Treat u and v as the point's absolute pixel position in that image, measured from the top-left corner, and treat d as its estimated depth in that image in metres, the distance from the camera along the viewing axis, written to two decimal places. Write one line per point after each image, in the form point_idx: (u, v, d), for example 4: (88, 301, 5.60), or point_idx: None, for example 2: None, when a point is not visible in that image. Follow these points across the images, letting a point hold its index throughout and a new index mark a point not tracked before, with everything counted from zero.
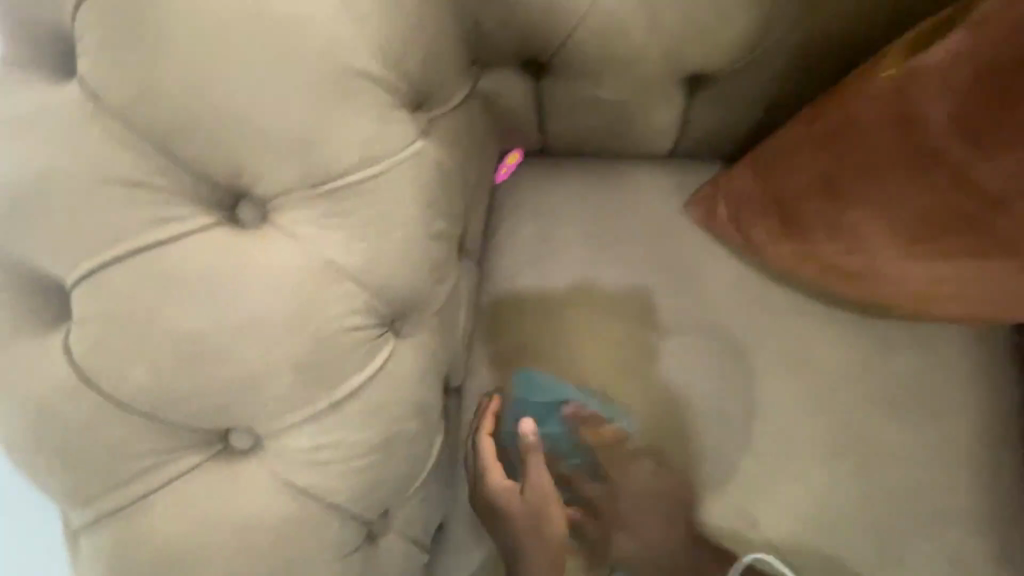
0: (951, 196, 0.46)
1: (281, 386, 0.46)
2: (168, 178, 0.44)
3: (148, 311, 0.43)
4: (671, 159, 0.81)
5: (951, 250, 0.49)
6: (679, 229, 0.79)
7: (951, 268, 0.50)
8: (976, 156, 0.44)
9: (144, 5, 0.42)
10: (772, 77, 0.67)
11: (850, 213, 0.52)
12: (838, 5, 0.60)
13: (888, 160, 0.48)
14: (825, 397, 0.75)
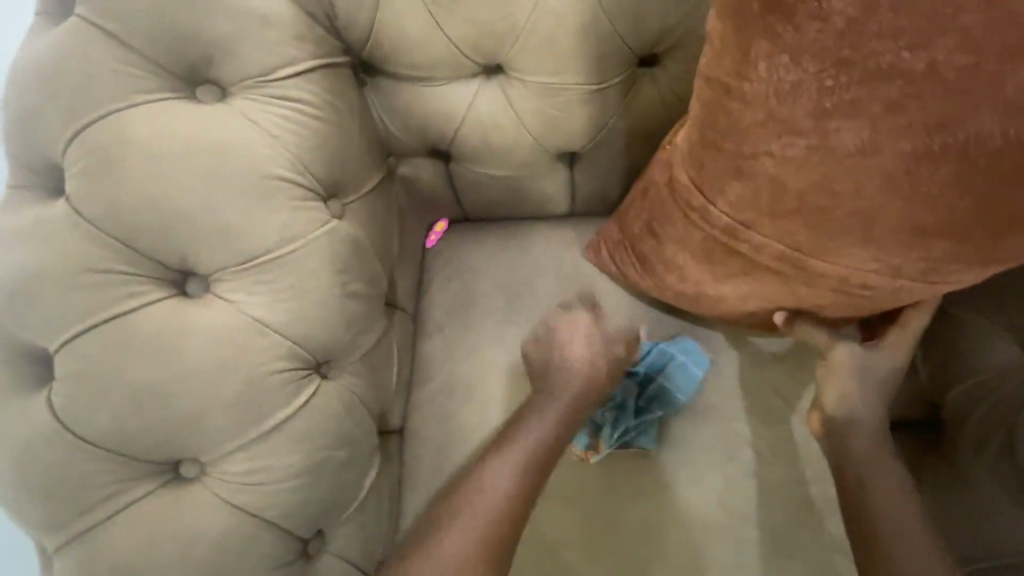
0: (712, 233, 0.59)
1: (220, 420, 0.58)
2: (130, 264, 0.58)
3: (113, 366, 0.56)
4: (569, 217, 0.97)
5: (739, 270, 0.62)
6: (580, 274, 0.94)
7: (747, 283, 0.63)
8: (709, 203, 0.57)
9: (114, 144, 0.58)
10: (627, 150, 0.84)
11: (667, 250, 0.67)
12: (659, 96, 0.78)
13: (670, 210, 0.62)
14: (711, 408, 0.87)
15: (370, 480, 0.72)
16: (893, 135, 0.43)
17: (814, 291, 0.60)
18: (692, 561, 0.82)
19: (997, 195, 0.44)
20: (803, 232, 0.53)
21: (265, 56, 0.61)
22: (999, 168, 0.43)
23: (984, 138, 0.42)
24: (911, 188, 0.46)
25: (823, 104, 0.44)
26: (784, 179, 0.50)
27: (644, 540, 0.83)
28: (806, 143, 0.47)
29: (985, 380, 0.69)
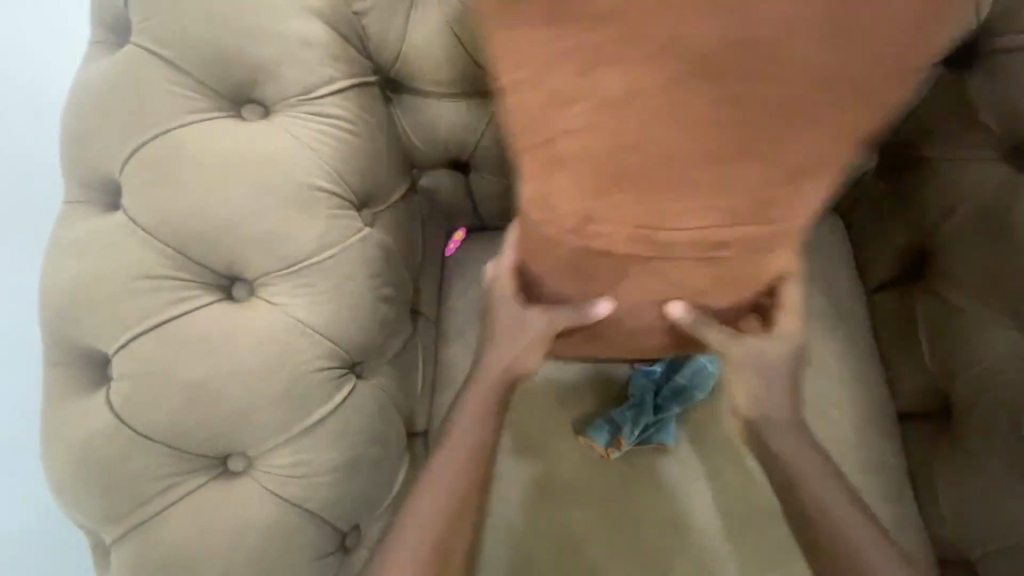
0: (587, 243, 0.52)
1: (266, 416, 0.62)
2: (182, 270, 0.62)
3: (168, 366, 0.60)
4: None
5: (631, 273, 0.54)
6: None
7: (648, 282, 0.56)
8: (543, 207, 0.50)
9: (167, 159, 0.62)
10: None
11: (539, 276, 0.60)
12: None
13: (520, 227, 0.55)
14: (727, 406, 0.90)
15: (400, 478, 0.75)
16: (724, 24, 0.36)
17: (719, 242, 0.50)
18: (712, 553, 0.84)
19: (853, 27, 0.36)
20: (646, 211, 0.47)
21: (302, 76, 0.66)
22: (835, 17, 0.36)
23: (824, 13, 0.35)
24: (674, 74, 0.38)
25: (565, 24, 0.37)
26: (597, 162, 0.44)
27: (665, 533, 0.85)
28: (592, 101, 0.41)
29: (985, 367, 0.70)
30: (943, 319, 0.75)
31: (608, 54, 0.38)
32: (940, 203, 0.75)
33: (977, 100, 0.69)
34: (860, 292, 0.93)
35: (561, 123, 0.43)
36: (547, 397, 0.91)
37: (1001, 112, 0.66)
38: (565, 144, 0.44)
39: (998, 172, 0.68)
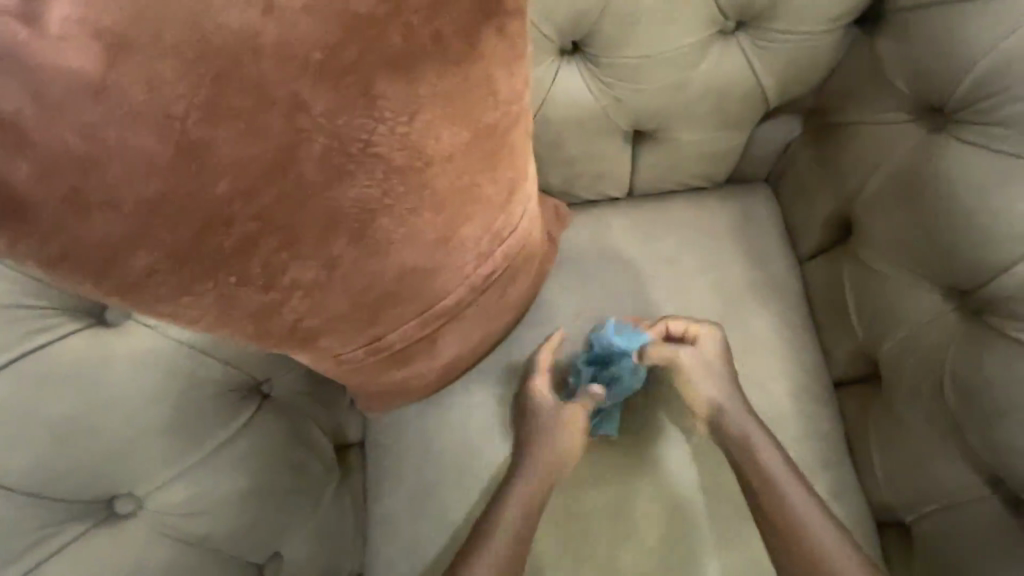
0: (377, 323, 0.49)
1: (152, 451, 0.58)
2: (39, 294, 0.50)
3: (27, 407, 0.50)
4: None
5: (421, 321, 0.54)
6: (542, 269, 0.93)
7: (437, 322, 0.56)
8: (318, 328, 0.45)
9: None
10: (561, 140, 0.82)
11: (364, 364, 0.56)
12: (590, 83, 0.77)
13: (304, 348, 0.48)
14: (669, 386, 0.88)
15: (325, 499, 0.71)
16: (251, 155, 0.32)
17: (498, 230, 0.52)
18: (660, 537, 0.82)
19: (429, 46, 0.34)
20: (406, 283, 0.47)
21: None
22: (416, 39, 0.33)
23: (315, 86, 0.31)
24: (360, 168, 0.35)
25: (224, 145, 0.31)
26: (337, 272, 0.40)
27: (612, 522, 0.83)
28: (278, 232, 0.35)
29: (904, 334, 0.69)
30: (868, 287, 0.74)
31: (216, 269, 0.35)
32: (857, 168, 0.74)
33: (884, 63, 0.68)
34: (791, 261, 0.92)
35: (319, 214, 0.36)
36: (489, 399, 0.86)
37: (908, 70, 0.64)
38: (329, 293, 0.42)
39: (909, 132, 0.66)
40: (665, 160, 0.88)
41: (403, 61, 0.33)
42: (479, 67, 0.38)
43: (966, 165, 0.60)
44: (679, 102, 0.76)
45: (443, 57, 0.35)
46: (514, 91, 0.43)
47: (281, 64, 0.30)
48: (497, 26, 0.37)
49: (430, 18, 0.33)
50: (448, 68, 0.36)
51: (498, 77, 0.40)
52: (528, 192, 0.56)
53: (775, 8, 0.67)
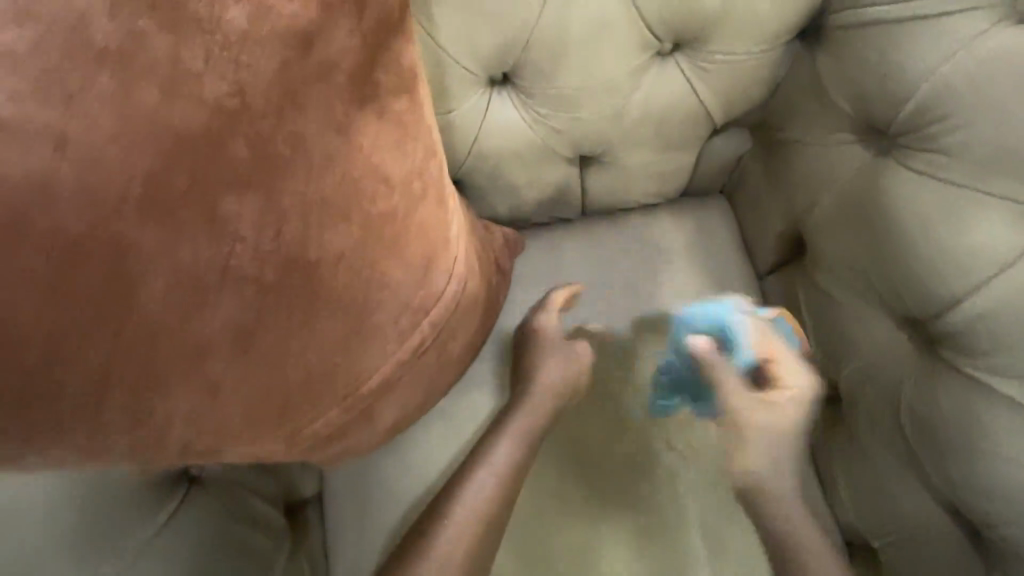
0: (285, 422, 0.48)
1: (54, 558, 0.59)
2: None
3: None
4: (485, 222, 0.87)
5: (340, 412, 0.51)
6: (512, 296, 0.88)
7: (362, 408, 0.52)
8: (214, 444, 0.46)
9: None
10: (502, 169, 0.77)
11: (284, 455, 0.52)
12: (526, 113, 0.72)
13: (212, 461, 0.48)
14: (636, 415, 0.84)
15: None
16: (97, 288, 0.38)
17: (422, 302, 0.49)
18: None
19: (277, 165, 0.40)
20: (312, 375, 0.46)
21: None
22: (258, 162, 0.40)
23: (141, 208, 0.38)
24: (210, 280, 0.40)
25: (79, 280, 0.38)
26: (216, 388, 0.43)
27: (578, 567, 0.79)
28: (139, 352, 0.40)
29: (862, 362, 0.67)
30: (823, 310, 0.72)
31: (83, 402, 0.40)
32: (803, 189, 0.71)
33: (824, 81, 0.64)
34: (749, 275, 0.90)
35: (173, 330, 0.40)
36: (446, 447, 0.80)
37: (849, 92, 0.61)
38: (226, 406, 0.44)
39: (854, 153, 0.64)
40: (614, 182, 0.85)
41: (261, 168, 0.40)
42: (353, 161, 0.43)
43: (908, 194, 0.57)
44: (621, 127, 0.73)
45: (294, 171, 0.41)
46: (409, 171, 0.46)
47: (134, 209, 0.38)
48: (365, 117, 0.43)
49: (274, 134, 0.40)
50: (295, 175, 0.41)
51: (386, 163, 0.44)
52: (455, 255, 0.52)
53: (709, 29, 0.63)
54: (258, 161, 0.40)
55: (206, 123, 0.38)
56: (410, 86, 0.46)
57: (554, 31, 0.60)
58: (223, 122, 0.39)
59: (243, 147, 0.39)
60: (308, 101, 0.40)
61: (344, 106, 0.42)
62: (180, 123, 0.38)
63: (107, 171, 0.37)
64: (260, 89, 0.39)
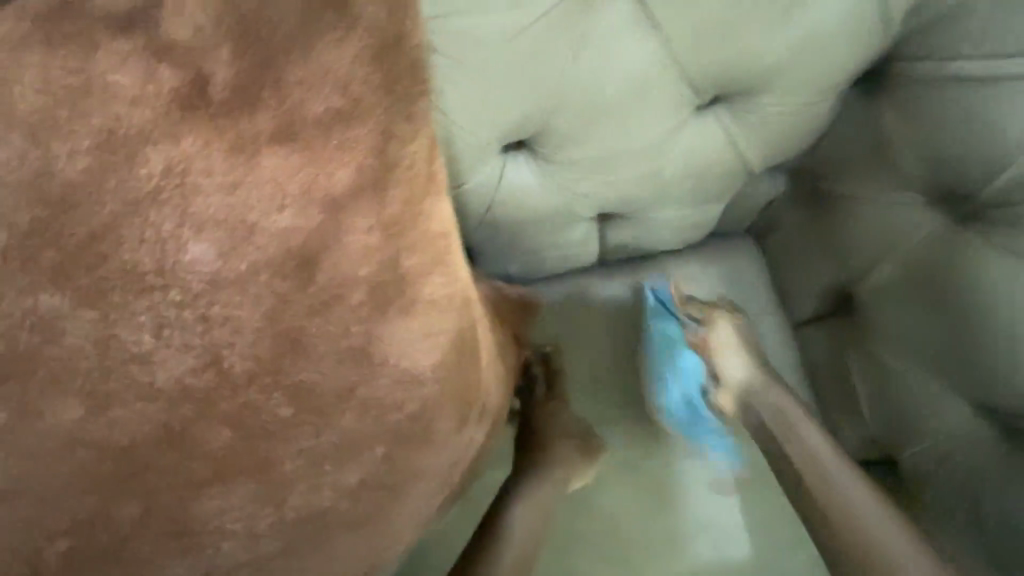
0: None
1: None
2: None
3: None
4: (507, 279, 0.78)
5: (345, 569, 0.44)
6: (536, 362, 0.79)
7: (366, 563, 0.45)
8: None
9: None
10: (514, 234, 0.68)
11: None
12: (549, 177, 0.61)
13: None
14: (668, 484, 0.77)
15: None
16: (80, 452, 0.35)
17: (451, 463, 0.46)
18: None
19: (259, 445, 0.37)
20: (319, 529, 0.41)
21: None
22: (229, 456, 0.37)
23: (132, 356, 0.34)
24: (203, 420, 0.36)
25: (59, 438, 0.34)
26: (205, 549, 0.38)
27: None
28: (141, 502, 0.36)
29: (935, 443, 0.61)
30: (881, 382, 0.65)
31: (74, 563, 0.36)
32: (860, 252, 0.63)
33: (892, 138, 0.57)
34: (785, 326, 0.80)
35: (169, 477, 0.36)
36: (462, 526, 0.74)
37: (926, 154, 0.54)
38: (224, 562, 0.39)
39: (924, 219, 0.57)
40: (637, 236, 0.76)
41: (251, 430, 0.37)
42: (369, 378, 0.39)
43: (1008, 285, 0.51)
44: (651, 189, 0.64)
45: (290, 436, 0.38)
46: (434, 340, 0.41)
47: (91, 554, 0.36)
48: (388, 319, 0.38)
49: (267, 399, 0.37)
50: (290, 437, 0.38)
51: (417, 354, 0.40)
52: (482, 401, 0.48)
53: (761, 84, 0.55)
54: (238, 451, 0.37)
55: (162, 440, 0.36)
56: (442, 256, 0.41)
57: (585, 99, 0.51)
58: (196, 410, 0.36)
59: (221, 434, 0.37)
60: (312, 347, 0.37)
61: (360, 331, 0.38)
62: (136, 440, 0.35)
63: (74, 411, 0.34)
64: (243, 357, 0.36)
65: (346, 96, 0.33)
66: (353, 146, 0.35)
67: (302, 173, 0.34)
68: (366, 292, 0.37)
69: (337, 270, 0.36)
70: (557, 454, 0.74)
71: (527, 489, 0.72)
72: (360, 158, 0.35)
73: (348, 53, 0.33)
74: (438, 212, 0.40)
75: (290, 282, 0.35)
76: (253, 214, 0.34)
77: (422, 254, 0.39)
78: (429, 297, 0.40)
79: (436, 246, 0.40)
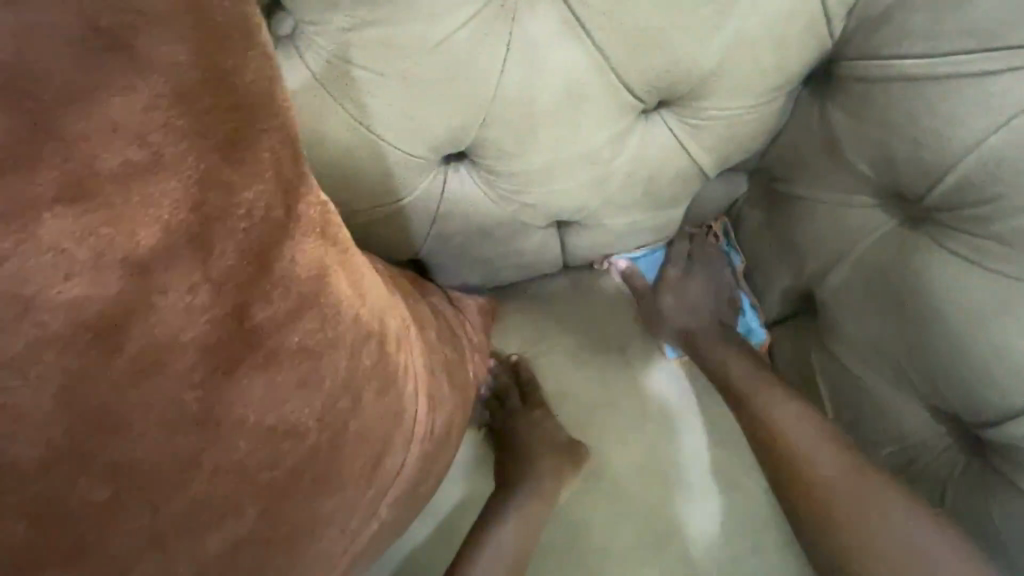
0: None
1: None
2: None
3: None
4: (467, 290, 0.77)
5: None
6: (502, 374, 0.78)
7: None
8: None
9: None
10: (466, 244, 0.66)
11: None
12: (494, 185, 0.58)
13: None
14: (651, 492, 0.74)
15: None
16: None
17: (373, 500, 0.43)
18: None
19: (83, 536, 0.30)
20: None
21: None
22: (31, 554, 0.30)
23: None
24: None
25: None
26: None
27: None
28: None
29: (896, 445, 0.60)
30: (843, 386, 0.64)
31: None
32: (819, 254, 0.62)
33: (842, 140, 0.55)
34: (752, 327, 0.78)
35: None
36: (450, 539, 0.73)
37: (874, 155, 0.53)
38: None
39: (876, 220, 0.56)
40: (596, 243, 0.74)
41: (64, 523, 0.30)
42: (226, 445, 0.33)
43: (953, 284, 0.50)
44: (602, 195, 0.62)
45: (125, 522, 0.31)
46: (327, 384, 0.37)
47: None
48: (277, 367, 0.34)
49: (73, 485, 0.30)
50: (120, 523, 0.31)
51: (289, 406, 0.35)
52: (404, 432, 0.44)
53: (702, 85, 0.53)
54: (42, 552, 0.30)
55: None
56: (324, 289, 0.37)
57: (518, 108, 0.49)
58: None
59: (16, 528, 0.29)
60: (123, 424, 0.30)
61: (196, 399, 0.32)
62: None
63: None
64: (37, 443, 0.28)
65: (144, 148, 0.28)
66: (212, 200, 0.31)
67: (104, 228, 0.28)
68: (195, 350, 0.31)
69: (153, 331, 0.30)
70: (537, 469, 0.72)
71: (509, 501, 0.71)
72: (213, 209, 0.31)
73: (148, 83, 0.28)
74: (311, 251, 0.36)
75: (91, 358, 0.29)
76: (30, 284, 0.27)
77: (281, 304, 0.34)
78: (305, 341, 0.36)
79: (300, 293, 0.35)
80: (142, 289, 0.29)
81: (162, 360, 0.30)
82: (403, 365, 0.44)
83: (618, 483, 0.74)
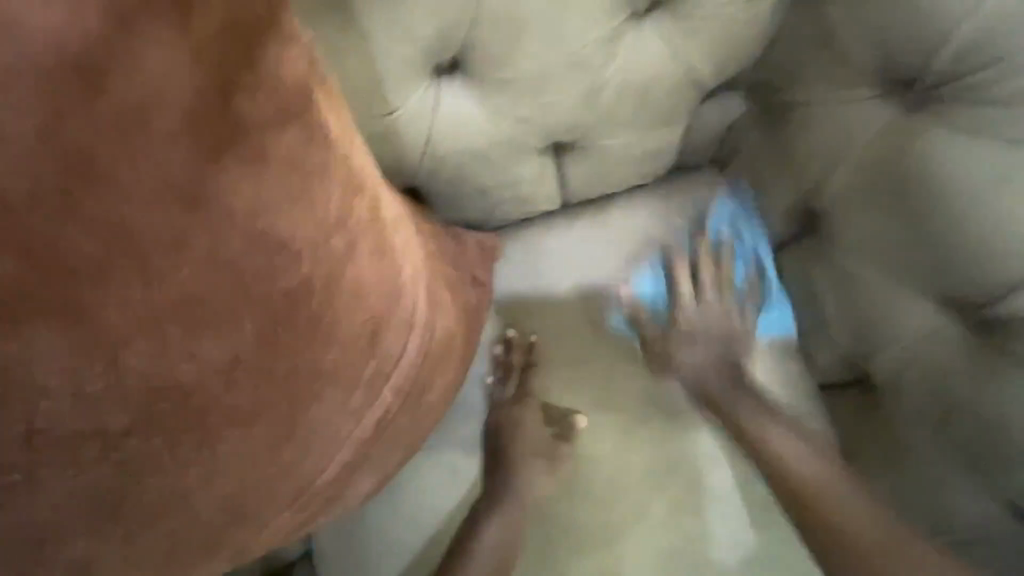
0: (159, 440, 0.36)
1: None
2: None
3: None
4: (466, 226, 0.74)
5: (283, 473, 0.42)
6: (505, 310, 0.75)
7: (306, 472, 0.44)
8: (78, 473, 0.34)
9: None
10: (460, 169, 0.65)
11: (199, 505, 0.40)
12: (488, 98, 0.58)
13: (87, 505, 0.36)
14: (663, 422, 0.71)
15: None
16: None
17: (371, 379, 0.44)
18: None
19: (89, 259, 0.31)
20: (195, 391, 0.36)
21: None
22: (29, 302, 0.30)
23: None
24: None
25: None
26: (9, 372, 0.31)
27: None
28: None
29: (906, 345, 0.59)
30: (851, 293, 0.63)
31: None
32: (820, 157, 0.61)
33: (838, 30, 0.55)
34: (755, 254, 0.76)
35: None
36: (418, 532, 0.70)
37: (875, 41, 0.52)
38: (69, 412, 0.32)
39: (874, 112, 0.55)
40: (597, 171, 0.72)
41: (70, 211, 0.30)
42: (217, 236, 0.33)
43: (953, 159, 0.50)
44: (596, 107, 0.61)
45: (122, 296, 0.32)
46: (321, 227, 0.38)
47: None
48: (279, 205, 0.35)
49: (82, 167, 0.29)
50: (124, 258, 0.31)
51: (278, 225, 0.35)
52: (402, 314, 0.46)
53: None
54: (40, 305, 0.30)
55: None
56: (316, 133, 0.37)
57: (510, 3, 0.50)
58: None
59: (17, 273, 0.30)
60: (115, 179, 0.30)
61: (184, 172, 0.32)
62: None
63: None
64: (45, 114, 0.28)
65: None
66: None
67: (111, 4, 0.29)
68: (180, 120, 0.31)
69: (136, 85, 0.30)
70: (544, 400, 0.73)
71: (507, 448, 0.72)
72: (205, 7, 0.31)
73: None
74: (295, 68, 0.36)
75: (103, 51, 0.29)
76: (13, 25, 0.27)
77: (266, 103, 0.34)
78: (298, 154, 0.36)
79: (286, 105, 0.35)
80: (137, 59, 0.30)
81: (149, 123, 0.30)
82: (397, 255, 0.45)
83: (623, 414, 0.72)
